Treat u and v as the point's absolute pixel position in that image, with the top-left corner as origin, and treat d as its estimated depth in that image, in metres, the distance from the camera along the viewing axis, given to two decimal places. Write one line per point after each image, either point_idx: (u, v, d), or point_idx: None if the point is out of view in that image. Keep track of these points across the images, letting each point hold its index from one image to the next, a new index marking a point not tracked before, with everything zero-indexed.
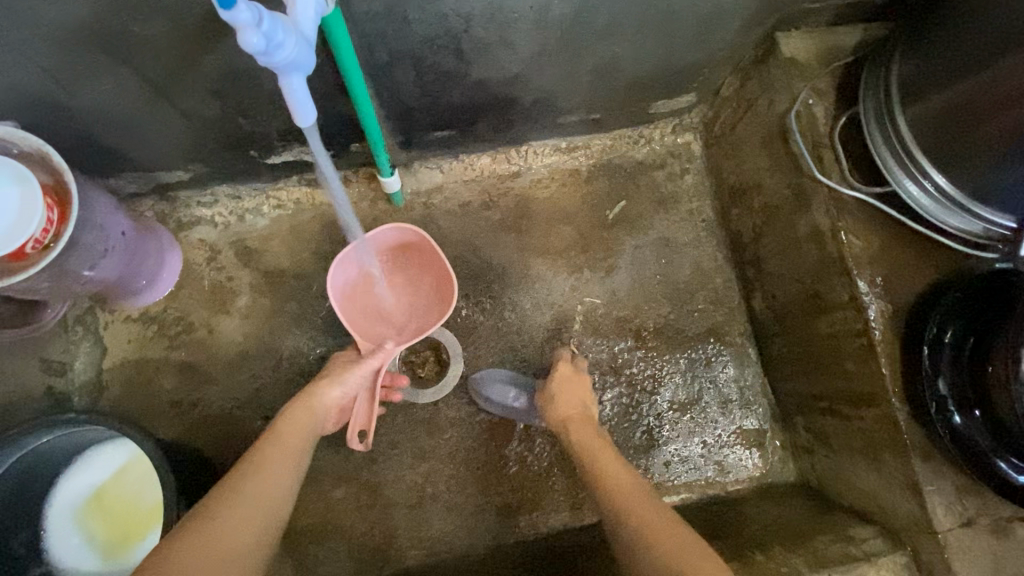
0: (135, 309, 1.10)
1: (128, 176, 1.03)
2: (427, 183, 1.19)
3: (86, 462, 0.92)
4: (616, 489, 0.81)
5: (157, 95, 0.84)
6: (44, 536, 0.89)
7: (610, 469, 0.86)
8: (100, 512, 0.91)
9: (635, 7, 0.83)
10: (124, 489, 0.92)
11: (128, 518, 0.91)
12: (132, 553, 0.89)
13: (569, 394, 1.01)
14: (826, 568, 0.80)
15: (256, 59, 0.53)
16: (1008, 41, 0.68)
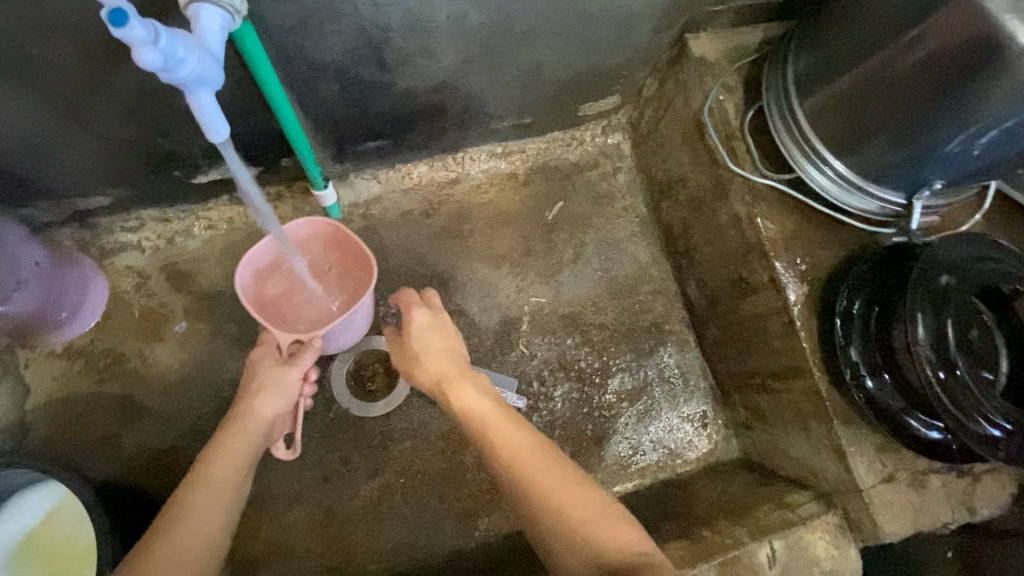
0: (59, 344, 1.04)
1: (41, 205, 0.98)
2: (365, 195, 1.19)
3: (7, 511, 0.85)
4: (511, 468, 0.71)
5: (65, 118, 0.81)
6: None
7: (499, 438, 0.74)
8: (31, 560, 0.87)
9: (549, 15, 0.87)
10: (56, 536, 0.87)
11: (61, 566, 0.86)
12: None
13: (429, 344, 0.88)
14: (766, 534, 0.85)
15: (157, 76, 0.52)
16: (888, 31, 0.75)
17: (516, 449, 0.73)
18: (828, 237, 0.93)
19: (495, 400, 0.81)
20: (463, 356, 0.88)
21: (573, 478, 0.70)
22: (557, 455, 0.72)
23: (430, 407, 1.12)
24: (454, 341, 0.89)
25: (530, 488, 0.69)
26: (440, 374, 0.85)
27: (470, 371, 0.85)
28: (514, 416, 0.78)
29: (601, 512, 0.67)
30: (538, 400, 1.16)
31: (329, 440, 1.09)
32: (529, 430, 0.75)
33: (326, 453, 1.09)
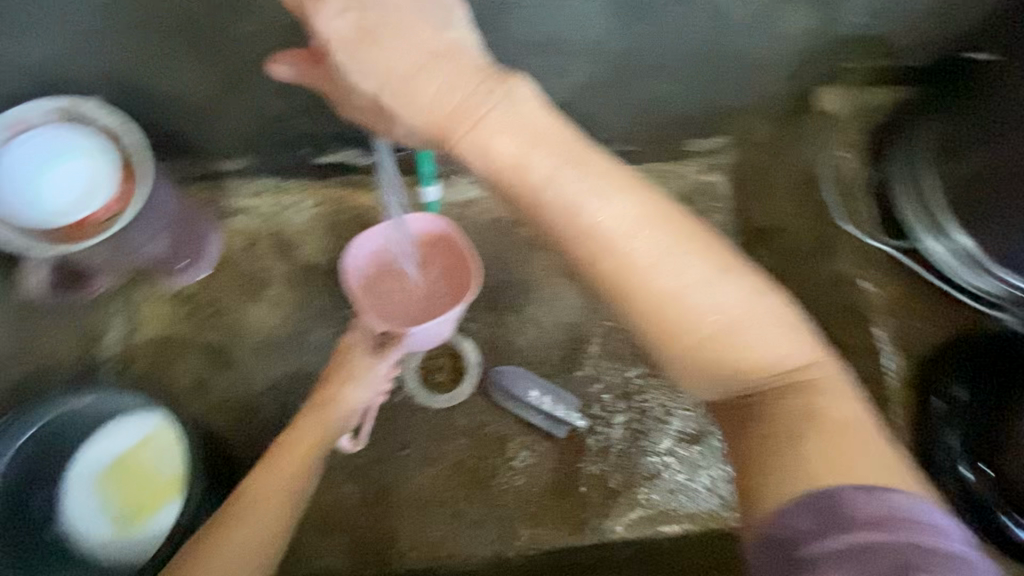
0: (171, 288, 1.14)
1: (185, 160, 1.08)
2: (463, 197, 1.24)
3: (112, 429, 0.92)
4: (635, 282, 0.59)
5: (230, 86, 0.91)
6: (63, 497, 0.91)
7: (611, 232, 0.59)
8: (119, 480, 0.92)
9: (682, 50, 0.90)
10: (145, 460, 0.92)
11: (148, 489, 0.92)
12: (144, 524, 0.90)
13: (486, 114, 0.60)
14: None
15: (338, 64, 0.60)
16: None
17: (636, 247, 0.59)
18: (928, 312, 0.92)
19: (579, 165, 0.60)
20: (527, 110, 0.61)
21: (704, 260, 0.60)
22: (675, 227, 0.60)
23: (492, 409, 1.15)
24: (500, 95, 0.60)
25: (659, 302, 0.59)
26: (514, 156, 0.60)
27: (531, 122, 0.61)
28: (610, 178, 0.60)
29: (738, 308, 0.59)
30: (597, 421, 1.16)
31: (391, 422, 1.13)
32: (637, 202, 0.60)
33: (387, 434, 1.13)
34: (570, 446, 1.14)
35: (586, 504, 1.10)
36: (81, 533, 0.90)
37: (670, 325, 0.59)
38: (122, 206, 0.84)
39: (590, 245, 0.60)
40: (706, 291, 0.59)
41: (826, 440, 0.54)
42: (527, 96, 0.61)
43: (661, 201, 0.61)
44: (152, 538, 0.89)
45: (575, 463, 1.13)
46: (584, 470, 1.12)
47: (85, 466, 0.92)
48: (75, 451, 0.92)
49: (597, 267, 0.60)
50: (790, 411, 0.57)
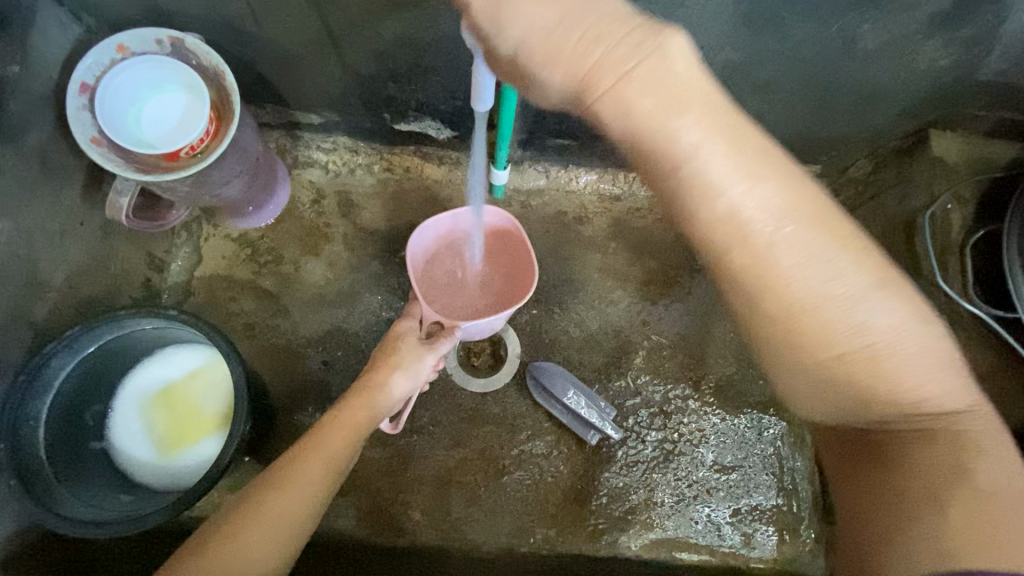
0: (236, 229, 1.16)
1: (269, 108, 1.09)
2: (530, 184, 1.22)
3: (168, 356, 0.98)
4: (769, 280, 0.52)
5: (330, 41, 0.91)
6: (111, 414, 0.95)
7: (755, 217, 0.52)
8: (165, 407, 0.97)
9: (798, 71, 0.85)
10: (193, 391, 0.97)
11: (192, 419, 0.96)
12: (182, 454, 0.94)
13: (631, 67, 0.51)
14: None
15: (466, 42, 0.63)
16: None
17: (779, 249, 0.52)
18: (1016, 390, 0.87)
19: (731, 135, 0.52)
20: (678, 63, 0.52)
21: (856, 270, 0.52)
22: (829, 228, 0.52)
23: (525, 403, 1.14)
24: (650, 48, 0.52)
25: (793, 306, 0.53)
26: (654, 116, 0.52)
27: (676, 83, 0.52)
28: (762, 157, 0.52)
29: (897, 330, 0.53)
30: (630, 435, 1.13)
31: (425, 398, 1.13)
32: (790, 193, 0.52)
33: (419, 409, 1.13)
34: (598, 454, 1.12)
35: (604, 515, 1.09)
36: (121, 452, 0.94)
37: (798, 333, 0.54)
38: (210, 147, 0.85)
39: (725, 236, 0.52)
40: (854, 303, 0.52)
41: (979, 506, 0.51)
42: (681, 44, 0.52)
43: (816, 195, 0.53)
44: (193, 465, 0.94)
45: (600, 473, 1.11)
46: (608, 482, 1.11)
47: (135, 389, 0.96)
48: (129, 373, 0.96)
49: (727, 260, 0.53)
50: (924, 457, 0.54)
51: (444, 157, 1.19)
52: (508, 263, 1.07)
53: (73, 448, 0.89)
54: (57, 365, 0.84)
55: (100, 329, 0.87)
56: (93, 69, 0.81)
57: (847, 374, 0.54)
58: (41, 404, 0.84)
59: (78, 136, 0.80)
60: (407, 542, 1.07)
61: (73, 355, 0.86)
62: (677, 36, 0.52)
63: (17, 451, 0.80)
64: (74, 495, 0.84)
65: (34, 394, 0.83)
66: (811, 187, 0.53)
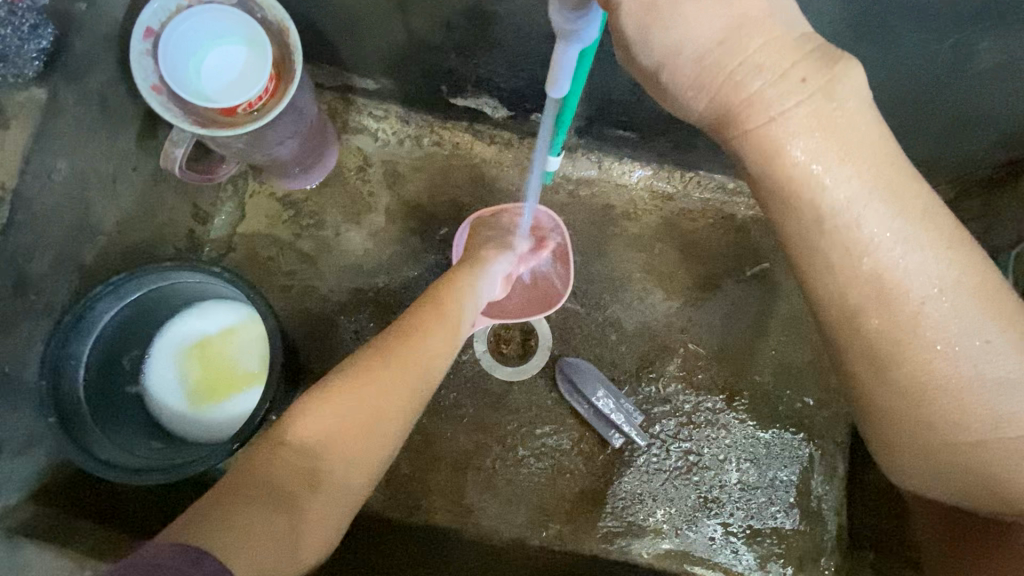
0: (281, 189, 1.15)
1: (325, 68, 1.07)
2: (581, 173, 1.18)
3: (207, 309, 0.99)
4: (888, 325, 0.52)
5: (397, 7, 0.88)
6: (147, 359, 0.96)
7: (903, 286, 0.51)
8: (200, 360, 0.98)
9: (893, 81, 0.79)
10: (229, 346, 0.99)
11: (225, 375, 0.98)
12: (213, 407, 0.96)
13: (792, 106, 0.49)
14: None
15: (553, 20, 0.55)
16: None
17: (926, 317, 0.51)
18: None
19: (895, 194, 0.50)
20: (848, 106, 0.49)
21: (1006, 348, 0.51)
22: (980, 299, 0.51)
23: (551, 396, 1.12)
24: (817, 84, 0.48)
25: (936, 385, 0.52)
26: (808, 155, 0.49)
27: (844, 129, 0.49)
28: (928, 222, 0.50)
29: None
30: (654, 442, 1.11)
31: (450, 379, 1.12)
32: (952, 263, 0.50)
33: (443, 390, 1.12)
34: (620, 458, 1.10)
35: (619, 519, 1.08)
36: (153, 397, 0.95)
37: (920, 411, 0.53)
38: (268, 106, 0.83)
39: (865, 295, 0.52)
40: (996, 385, 0.51)
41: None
42: (855, 81, 0.49)
43: (982, 271, 0.51)
44: (223, 420, 0.96)
45: (619, 476, 1.09)
46: (626, 487, 1.09)
47: (172, 338, 0.98)
48: (167, 322, 0.97)
49: (850, 292, 0.53)
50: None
51: (496, 137, 1.16)
52: (555, 262, 1.08)
53: (110, 390, 0.91)
54: (101, 309, 0.85)
55: (148, 277, 0.88)
56: (159, 14, 0.79)
57: (968, 449, 0.53)
58: (83, 346, 0.85)
59: (139, 81, 0.78)
60: (419, 520, 1.08)
61: (117, 301, 0.86)
62: (853, 71, 0.48)
63: (57, 389, 0.81)
64: (108, 437, 0.86)
65: (77, 336, 0.84)
66: (976, 256, 0.52)
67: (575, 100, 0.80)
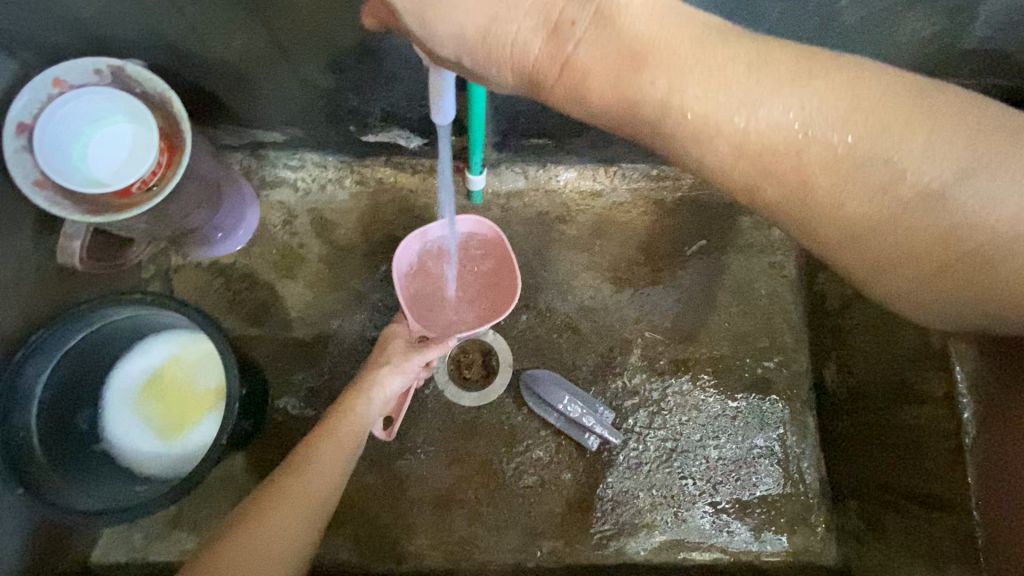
0: (206, 258, 1.12)
1: (228, 130, 1.04)
2: (509, 186, 1.18)
3: (153, 344, 0.97)
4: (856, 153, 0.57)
5: (280, 56, 0.86)
6: (104, 416, 0.94)
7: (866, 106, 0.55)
8: (158, 396, 0.97)
9: None
10: (183, 374, 0.98)
11: (188, 402, 0.97)
12: (189, 432, 0.96)
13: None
14: (924, 499, 0.84)
15: (417, 50, 0.58)
16: None
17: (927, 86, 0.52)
18: None
19: None
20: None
21: None
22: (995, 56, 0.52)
23: (521, 412, 1.11)
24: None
25: None
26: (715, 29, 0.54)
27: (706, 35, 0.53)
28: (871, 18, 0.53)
29: None
30: (630, 437, 1.10)
31: (417, 416, 1.10)
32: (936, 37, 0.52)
33: (412, 428, 1.09)
34: (599, 460, 1.09)
35: (610, 522, 1.07)
36: (125, 447, 0.93)
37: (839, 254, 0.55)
38: (164, 179, 0.80)
39: None
40: None
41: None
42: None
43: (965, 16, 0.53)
44: (198, 446, 0.95)
45: (602, 478, 1.08)
46: (611, 487, 1.08)
47: (123, 386, 0.96)
48: (110, 372, 0.95)
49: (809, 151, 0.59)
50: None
51: (417, 166, 1.15)
52: (498, 270, 1.07)
53: (73, 450, 0.88)
54: (33, 372, 0.82)
55: (77, 326, 0.84)
56: (30, 106, 0.76)
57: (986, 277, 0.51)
58: (28, 415, 0.82)
59: (19, 180, 0.75)
60: (411, 566, 1.04)
61: (47, 359, 0.83)
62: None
63: (14, 461, 0.78)
64: (84, 492, 0.84)
65: (18, 405, 0.81)
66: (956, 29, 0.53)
67: (484, 95, 0.83)
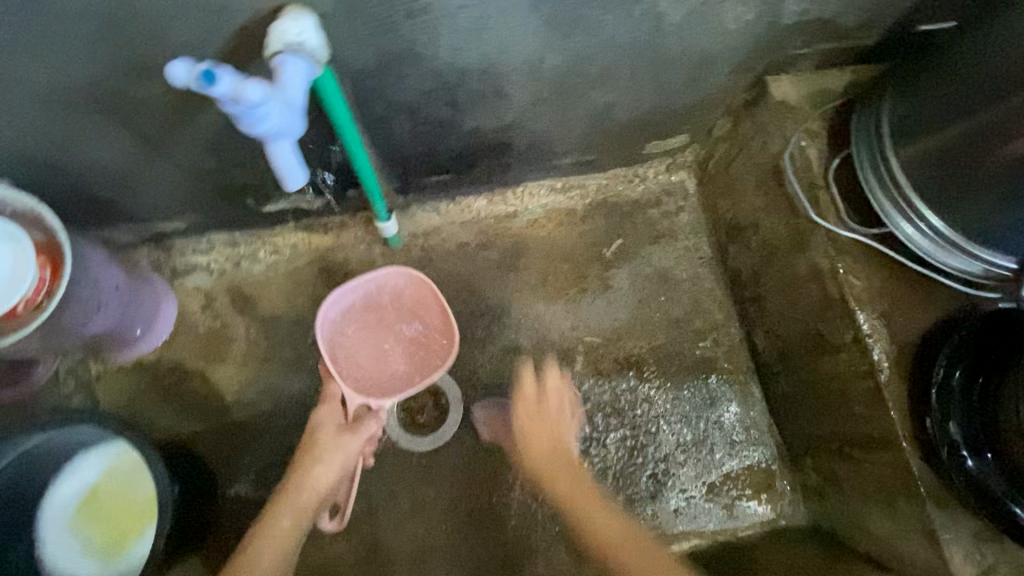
0: (129, 359, 1.09)
1: (124, 227, 1.03)
2: (425, 226, 1.19)
3: (78, 465, 0.91)
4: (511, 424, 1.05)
5: (150, 149, 0.86)
6: (38, 545, 0.89)
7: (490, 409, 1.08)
8: (94, 517, 0.91)
9: (627, 62, 0.84)
10: (118, 489, 0.92)
11: (126, 517, 0.92)
12: (129, 550, 0.91)
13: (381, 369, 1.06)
14: (861, 441, 0.87)
15: (238, 126, 0.58)
16: (992, 92, 0.69)
17: None
18: (909, 300, 0.84)
19: None
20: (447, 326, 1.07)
21: None
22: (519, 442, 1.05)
23: (478, 444, 1.10)
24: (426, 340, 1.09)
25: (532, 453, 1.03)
26: None
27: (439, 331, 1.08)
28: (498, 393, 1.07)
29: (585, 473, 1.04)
30: (590, 444, 1.11)
31: (375, 472, 1.08)
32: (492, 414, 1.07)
33: (373, 485, 1.07)
34: None
35: None
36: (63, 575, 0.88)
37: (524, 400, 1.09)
38: (53, 291, 0.80)
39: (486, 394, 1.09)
40: None
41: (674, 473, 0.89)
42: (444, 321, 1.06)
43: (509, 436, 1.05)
44: (135, 567, 0.89)
45: None
46: None
47: (55, 510, 0.91)
48: (42, 498, 0.91)
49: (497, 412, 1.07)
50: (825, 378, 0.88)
51: (327, 224, 1.15)
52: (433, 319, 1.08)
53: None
54: None
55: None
56: None
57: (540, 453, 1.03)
58: None
59: None
60: None
61: None
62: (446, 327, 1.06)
63: None
64: None
65: None
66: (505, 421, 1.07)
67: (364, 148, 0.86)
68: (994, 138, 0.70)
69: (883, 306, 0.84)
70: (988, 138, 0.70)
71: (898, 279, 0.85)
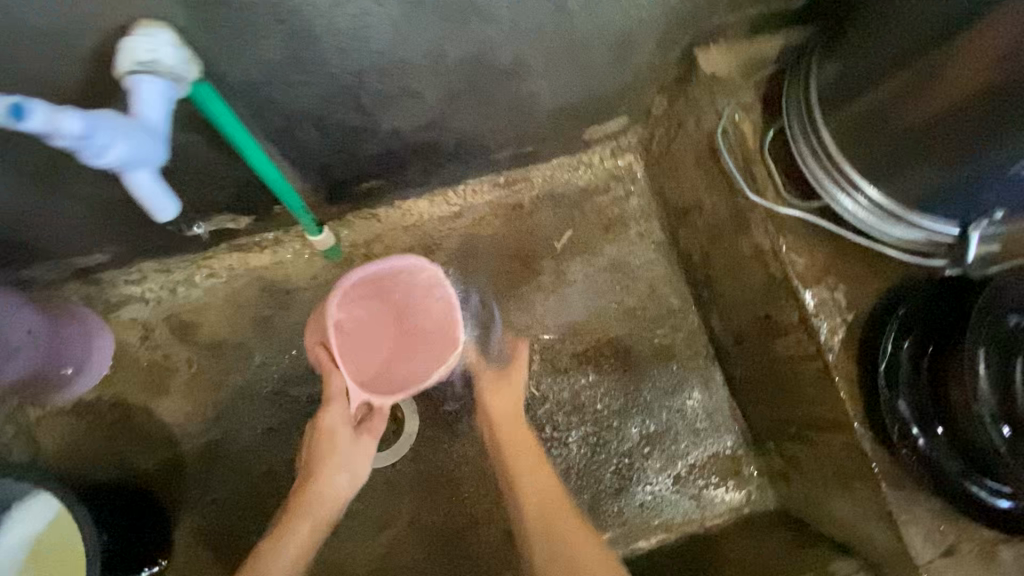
0: (68, 400, 1.05)
1: (43, 265, 0.99)
2: (366, 234, 1.13)
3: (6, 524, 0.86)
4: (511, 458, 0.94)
5: (46, 183, 0.81)
6: None
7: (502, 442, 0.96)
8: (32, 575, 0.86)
9: (538, 46, 0.79)
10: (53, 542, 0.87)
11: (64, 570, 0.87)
12: None
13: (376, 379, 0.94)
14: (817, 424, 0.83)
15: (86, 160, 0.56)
16: (912, 47, 0.65)
17: None
18: (857, 275, 0.80)
19: None
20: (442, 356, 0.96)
21: None
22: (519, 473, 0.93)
23: (436, 455, 1.07)
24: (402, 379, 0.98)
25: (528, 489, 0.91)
26: None
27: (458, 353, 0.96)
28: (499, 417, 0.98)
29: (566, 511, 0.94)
30: (551, 445, 1.08)
31: None
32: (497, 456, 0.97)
33: None
34: None
35: None
36: None
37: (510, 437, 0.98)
38: None
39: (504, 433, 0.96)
40: None
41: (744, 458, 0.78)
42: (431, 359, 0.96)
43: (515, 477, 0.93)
44: None
45: None
46: None
47: None
48: None
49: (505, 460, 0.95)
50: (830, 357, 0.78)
51: (262, 241, 1.11)
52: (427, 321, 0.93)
53: None
54: None
55: None
56: None
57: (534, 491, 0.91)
58: None
59: None
60: None
61: None
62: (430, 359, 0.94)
63: None
64: None
65: None
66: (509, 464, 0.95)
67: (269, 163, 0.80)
68: (924, 100, 0.66)
69: (828, 282, 0.80)
70: (919, 100, 0.67)
71: (844, 253, 0.81)
